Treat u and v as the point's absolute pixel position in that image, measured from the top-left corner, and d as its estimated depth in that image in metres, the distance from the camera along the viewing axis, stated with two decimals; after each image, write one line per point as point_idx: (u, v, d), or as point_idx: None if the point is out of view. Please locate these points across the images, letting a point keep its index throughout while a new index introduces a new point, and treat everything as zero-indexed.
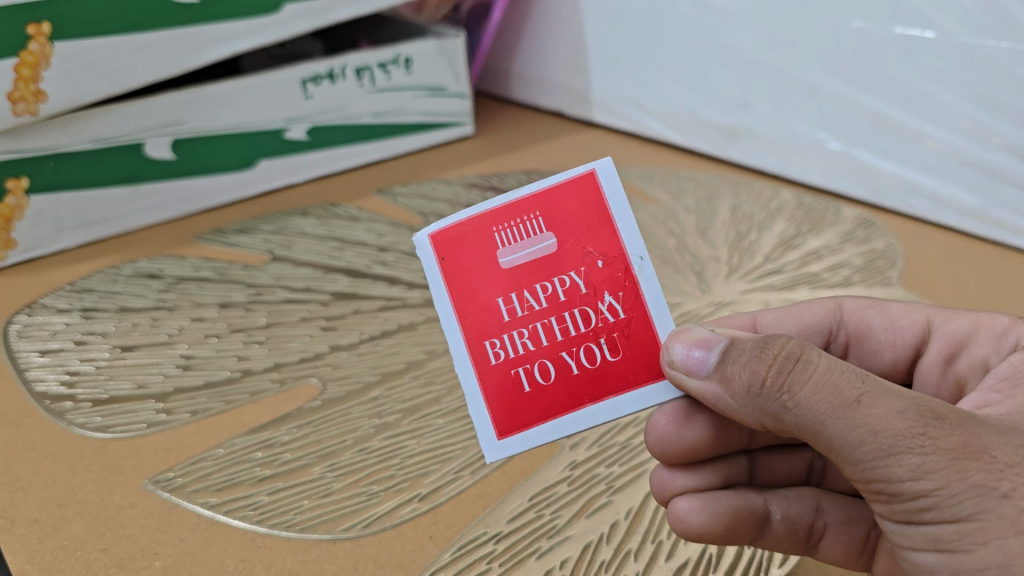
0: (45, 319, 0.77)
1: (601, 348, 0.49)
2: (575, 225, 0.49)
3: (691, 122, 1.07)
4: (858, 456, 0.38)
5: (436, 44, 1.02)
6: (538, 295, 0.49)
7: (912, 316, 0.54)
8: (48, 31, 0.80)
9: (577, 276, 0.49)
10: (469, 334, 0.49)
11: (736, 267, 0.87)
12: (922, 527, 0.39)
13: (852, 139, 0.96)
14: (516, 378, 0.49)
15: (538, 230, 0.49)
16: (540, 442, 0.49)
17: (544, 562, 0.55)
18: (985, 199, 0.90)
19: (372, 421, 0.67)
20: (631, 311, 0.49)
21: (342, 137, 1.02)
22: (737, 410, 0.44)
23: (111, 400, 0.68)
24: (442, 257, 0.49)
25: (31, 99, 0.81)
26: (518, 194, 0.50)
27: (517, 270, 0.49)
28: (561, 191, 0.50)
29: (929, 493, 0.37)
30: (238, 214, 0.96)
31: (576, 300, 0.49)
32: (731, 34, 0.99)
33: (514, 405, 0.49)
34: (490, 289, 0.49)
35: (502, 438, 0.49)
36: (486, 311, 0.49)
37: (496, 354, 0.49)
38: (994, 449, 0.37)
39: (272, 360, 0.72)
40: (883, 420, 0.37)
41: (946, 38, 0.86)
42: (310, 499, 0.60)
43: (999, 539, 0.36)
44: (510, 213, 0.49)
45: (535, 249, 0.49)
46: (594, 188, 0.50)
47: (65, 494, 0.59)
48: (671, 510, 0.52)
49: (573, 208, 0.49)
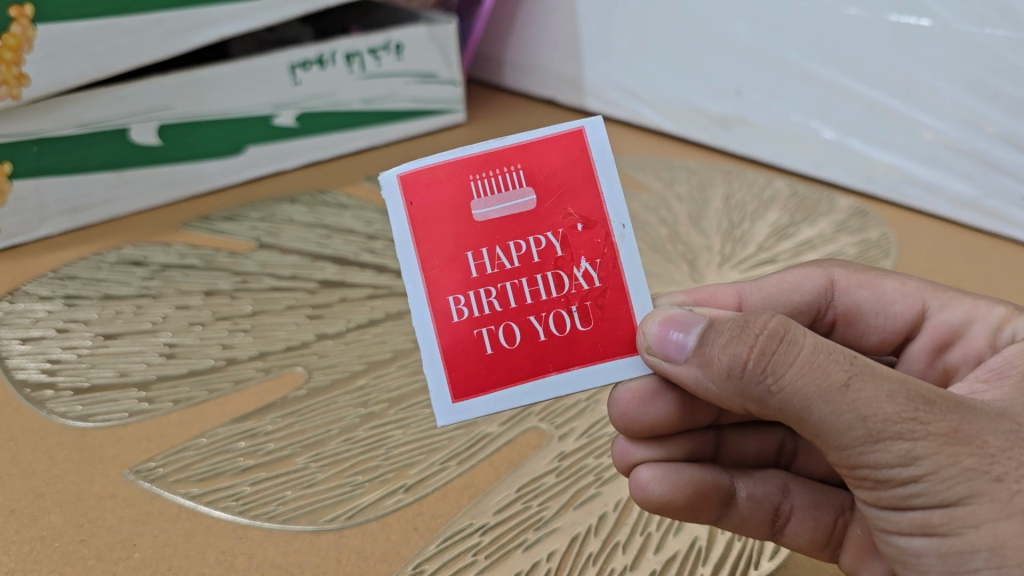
0: (27, 307, 0.76)
1: (571, 315, 0.47)
2: (557, 183, 0.47)
3: (685, 112, 1.07)
4: (844, 441, 0.37)
5: (427, 31, 1.01)
6: (510, 253, 0.46)
7: (908, 299, 0.52)
8: (30, 14, 0.79)
9: (554, 237, 0.47)
10: (432, 287, 0.46)
11: (728, 256, 0.86)
12: (910, 512, 0.38)
13: (847, 128, 0.95)
14: (479, 339, 0.46)
15: (517, 183, 0.47)
16: (496, 409, 0.46)
17: (530, 554, 0.54)
18: (980, 189, 0.89)
19: (358, 411, 0.66)
20: (607, 280, 0.47)
21: (331, 123, 1.01)
22: (717, 392, 0.42)
23: (93, 388, 0.67)
24: (411, 201, 0.47)
25: (14, 82, 0.80)
26: (499, 143, 0.47)
27: (489, 224, 0.46)
28: (544, 146, 0.47)
29: (919, 478, 0.36)
30: (224, 201, 0.94)
31: (550, 263, 0.47)
32: (726, 22, 0.98)
33: (473, 366, 0.46)
34: (459, 242, 0.46)
35: (458, 400, 0.46)
36: (453, 266, 0.46)
37: (459, 311, 0.46)
38: (985, 435, 0.36)
39: (258, 348, 0.71)
40: (872, 405, 0.36)
41: (944, 26, 0.84)
42: (293, 490, 0.59)
43: (991, 521, 0.35)
44: (490, 162, 0.47)
45: (512, 204, 0.46)
46: (579, 148, 0.47)
47: (44, 484, 0.58)
48: (633, 479, 0.51)
49: (556, 164, 0.47)
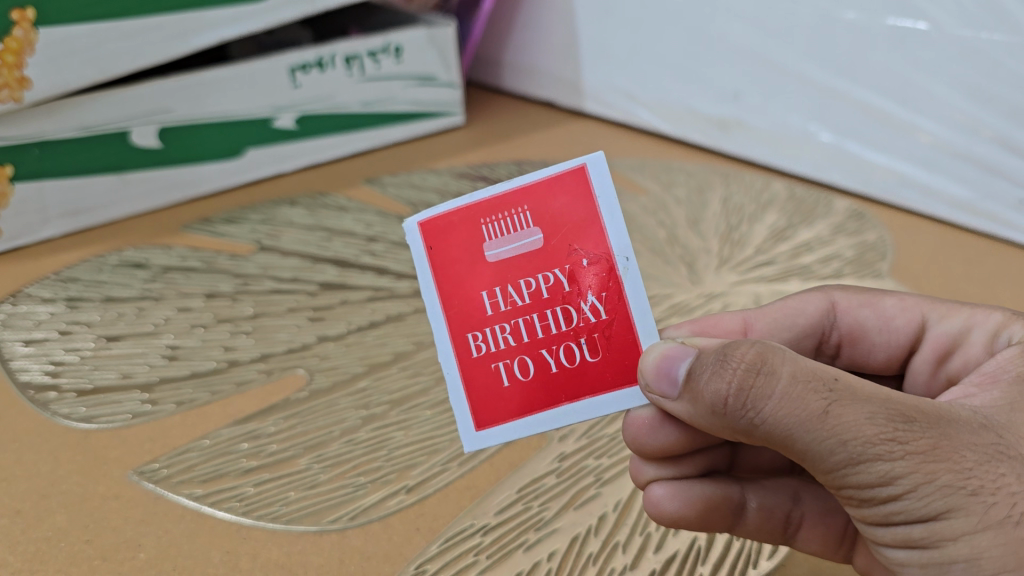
0: (29, 309, 0.76)
1: (581, 347, 0.47)
2: (562, 221, 0.47)
3: (681, 113, 1.09)
4: (828, 465, 0.38)
5: (426, 33, 1.04)
6: (522, 290, 0.47)
7: (907, 313, 0.53)
8: (32, 17, 0.80)
9: (561, 273, 0.47)
10: (452, 326, 0.47)
11: (726, 258, 0.86)
12: (895, 526, 0.39)
13: (844, 131, 0.96)
14: (497, 372, 0.47)
15: (524, 224, 0.46)
16: (515, 437, 0.47)
17: (531, 554, 0.55)
18: (977, 191, 0.89)
19: (360, 412, 0.66)
20: (614, 312, 0.47)
21: (331, 126, 1.02)
22: (707, 422, 0.43)
23: (96, 390, 0.67)
24: (430, 246, 0.47)
25: (16, 85, 0.80)
26: (505, 185, 0.47)
27: (500, 264, 0.47)
28: (548, 185, 0.47)
29: (899, 496, 0.37)
30: (225, 203, 0.95)
31: (559, 298, 0.47)
32: (721, 26, 1.00)
33: (492, 398, 0.47)
34: (475, 282, 0.47)
35: (479, 429, 0.47)
36: (470, 304, 0.47)
37: (478, 346, 0.47)
38: (963, 449, 0.37)
39: (259, 351, 0.72)
40: (852, 430, 0.37)
41: (940, 30, 0.85)
42: (296, 490, 0.59)
43: (968, 534, 0.36)
44: (499, 205, 0.47)
45: (522, 244, 0.46)
46: (583, 186, 0.47)
47: (49, 485, 0.58)
48: (646, 496, 0.52)
49: (560, 203, 0.47)
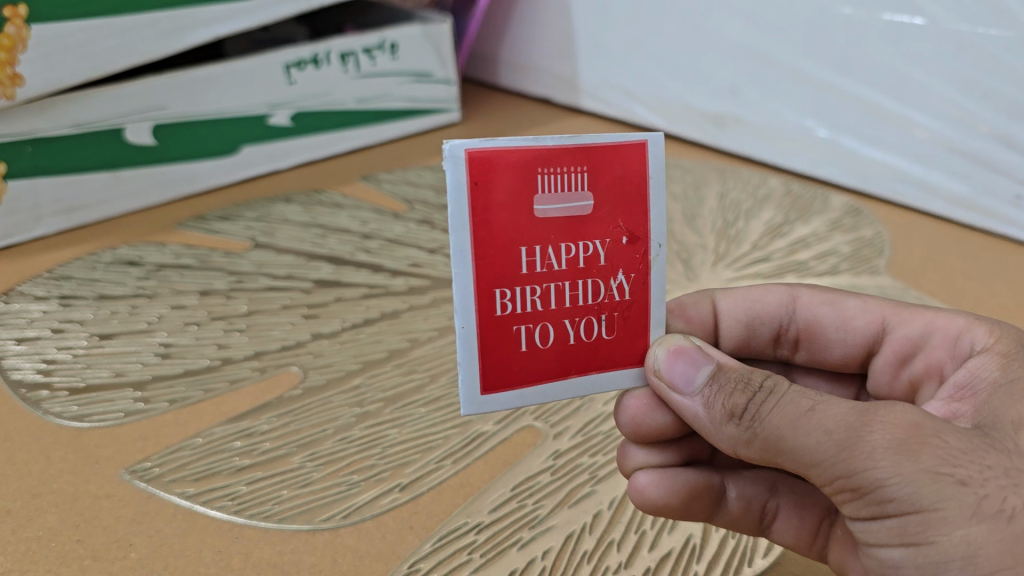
0: (22, 307, 0.75)
1: (600, 323, 0.44)
2: (616, 194, 0.42)
3: (678, 110, 1.09)
4: (820, 462, 0.37)
5: (422, 30, 1.04)
6: (560, 255, 0.41)
7: (868, 314, 0.51)
8: (25, 14, 0.78)
9: (601, 247, 0.42)
10: (479, 277, 0.40)
11: (723, 255, 0.86)
12: (886, 520, 0.36)
13: (841, 127, 0.96)
14: (514, 335, 0.42)
15: (580, 187, 0.41)
16: (520, 405, 0.43)
17: (526, 552, 0.54)
18: (972, 187, 0.89)
19: (353, 410, 0.66)
20: (637, 295, 0.44)
21: (327, 122, 1.02)
22: (713, 433, 0.43)
23: (88, 388, 0.66)
24: (477, 181, 0.39)
25: (8, 82, 0.79)
26: (575, 137, 0.40)
27: (543, 222, 0.41)
28: (611, 151, 0.41)
29: (887, 484, 0.35)
30: (220, 200, 0.94)
31: (593, 271, 0.42)
32: (718, 22, 1.00)
33: (504, 361, 0.42)
34: (512, 234, 0.40)
35: (486, 393, 0.42)
36: (504, 259, 0.41)
37: (501, 305, 0.42)
38: (946, 436, 0.36)
39: (253, 348, 0.71)
40: (837, 420, 0.37)
41: (936, 25, 0.84)
42: (289, 489, 0.59)
43: (962, 529, 0.34)
44: (560, 157, 0.40)
45: (572, 208, 0.41)
46: (641, 162, 0.42)
47: (40, 484, 0.58)
48: (631, 484, 0.52)
49: (618, 173, 0.42)
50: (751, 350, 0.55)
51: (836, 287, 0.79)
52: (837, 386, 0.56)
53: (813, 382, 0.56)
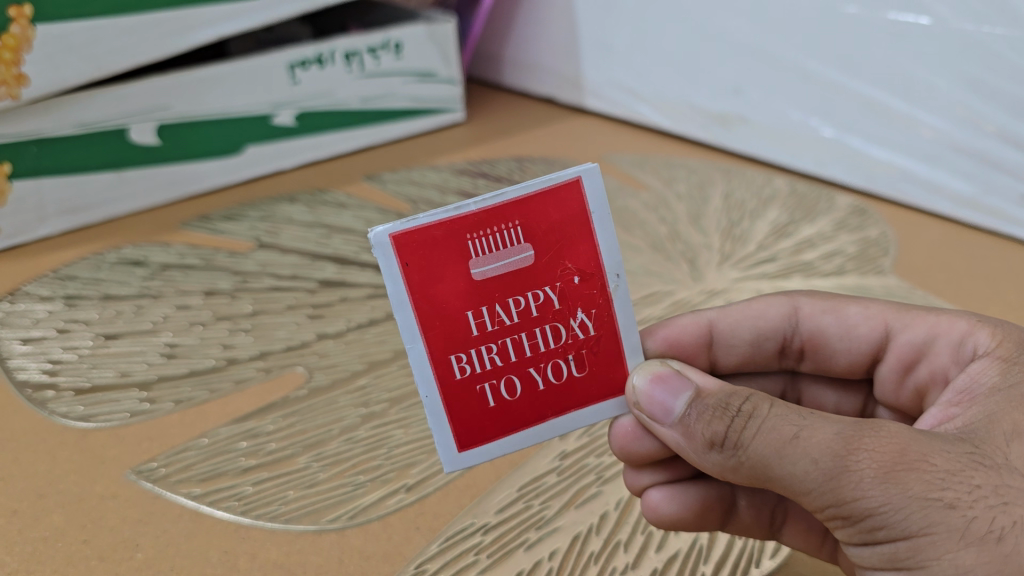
0: (27, 307, 0.75)
1: (568, 364, 0.46)
2: (556, 238, 0.44)
3: (684, 109, 1.09)
4: (808, 490, 0.37)
5: (426, 30, 1.04)
6: (510, 309, 0.44)
7: (871, 322, 0.51)
8: (30, 14, 0.79)
9: (552, 291, 0.44)
10: (432, 346, 0.43)
11: (728, 254, 0.85)
12: (879, 546, 0.36)
13: (847, 127, 0.96)
14: (481, 393, 0.45)
15: (516, 240, 0.43)
16: (499, 455, 0.46)
17: (532, 553, 0.54)
18: (979, 187, 0.88)
19: (359, 410, 0.66)
20: (601, 329, 0.46)
21: (330, 122, 1.02)
22: (699, 460, 0.43)
23: (94, 388, 0.66)
24: (408, 262, 0.42)
25: (14, 82, 0.79)
26: (498, 197, 0.43)
27: (485, 283, 0.43)
28: (541, 199, 0.43)
29: (875, 512, 0.35)
30: (225, 200, 0.94)
31: (548, 316, 0.45)
32: (723, 21, 1.00)
33: (476, 419, 0.45)
34: (459, 300, 0.43)
35: (462, 450, 0.45)
36: (454, 324, 0.43)
37: (461, 368, 0.44)
38: (934, 457, 0.35)
39: (258, 349, 0.71)
40: (822, 448, 0.36)
41: (943, 23, 0.84)
42: (295, 489, 0.59)
43: (951, 553, 0.34)
44: (486, 221, 0.43)
45: (511, 262, 0.43)
46: (575, 200, 0.44)
47: (46, 484, 0.58)
48: (645, 501, 0.53)
49: (554, 218, 0.44)
50: (757, 363, 0.55)
51: (843, 287, 0.79)
52: (847, 391, 0.56)
53: (820, 387, 0.56)
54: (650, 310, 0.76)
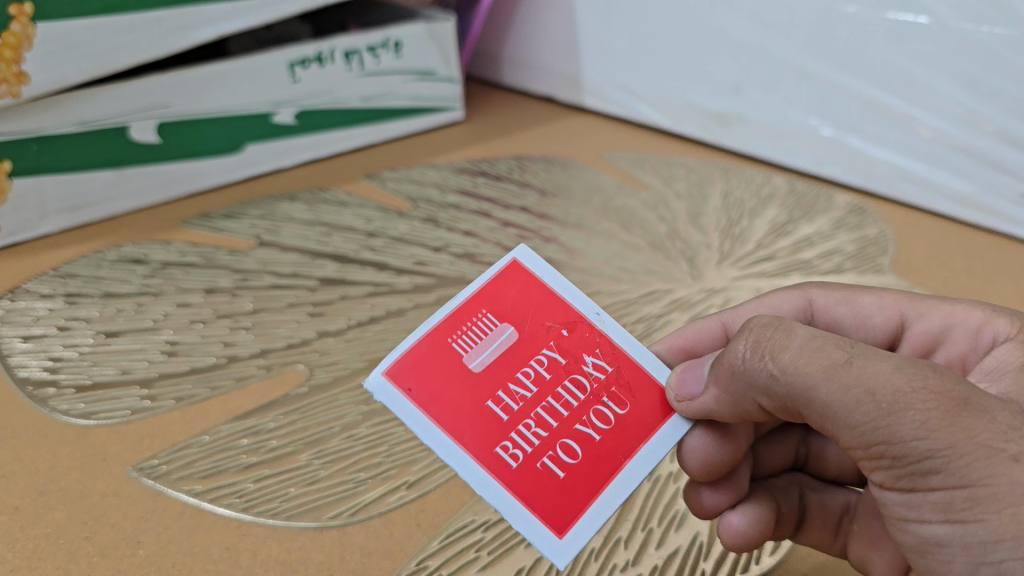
0: (28, 305, 0.75)
1: (607, 406, 0.49)
2: (524, 308, 0.50)
3: (682, 108, 1.08)
4: (857, 422, 0.38)
5: (426, 28, 1.02)
6: (524, 380, 0.48)
7: (886, 311, 0.51)
8: (29, 12, 0.78)
9: (550, 351, 0.49)
10: (476, 446, 0.46)
11: (727, 253, 0.86)
12: (930, 494, 0.38)
13: (845, 126, 0.96)
14: (546, 469, 0.47)
15: (492, 324, 0.50)
16: (599, 520, 0.46)
17: (532, 550, 0.55)
18: (978, 186, 0.90)
19: (360, 408, 0.66)
20: (615, 362, 0.50)
21: (329, 120, 1.02)
22: (731, 387, 0.45)
23: (94, 386, 0.67)
24: (409, 388, 0.47)
25: (14, 81, 0.78)
26: (456, 300, 0.50)
27: (490, 369, 0.48)
28: (496, 284, 0.51)
29: (935, 455, 0.36)
30: (225, 198, 0.95)
31: (563, 372, 0.49)
32: (722, 20, 0.99)
33: (555, 497, 0.46)
34: (476, 394, 0.48)
35: (563, 535, 0.46)
36: (482, 416, 0.47)
37: (513, 455, 0.47)
38: (995, 412, 0.36)
39: (259, 346, 0.71)
40: (880, 379, 0.37)
41: (942, 23, 0.85)
42: (297, 486, 0.59)
43: (1012, 507, 0.35)
44: (457, 321, 0.49)
45: (497, 342, 0.49)
46: (525, 273, 0.52)
47: (47, 481, 0.58)
48: (725, 526, 0.52)
49: (513, 294, 0.51)
50: None
51: None
52: None
53: None
54: (649, 308, 0.76)
